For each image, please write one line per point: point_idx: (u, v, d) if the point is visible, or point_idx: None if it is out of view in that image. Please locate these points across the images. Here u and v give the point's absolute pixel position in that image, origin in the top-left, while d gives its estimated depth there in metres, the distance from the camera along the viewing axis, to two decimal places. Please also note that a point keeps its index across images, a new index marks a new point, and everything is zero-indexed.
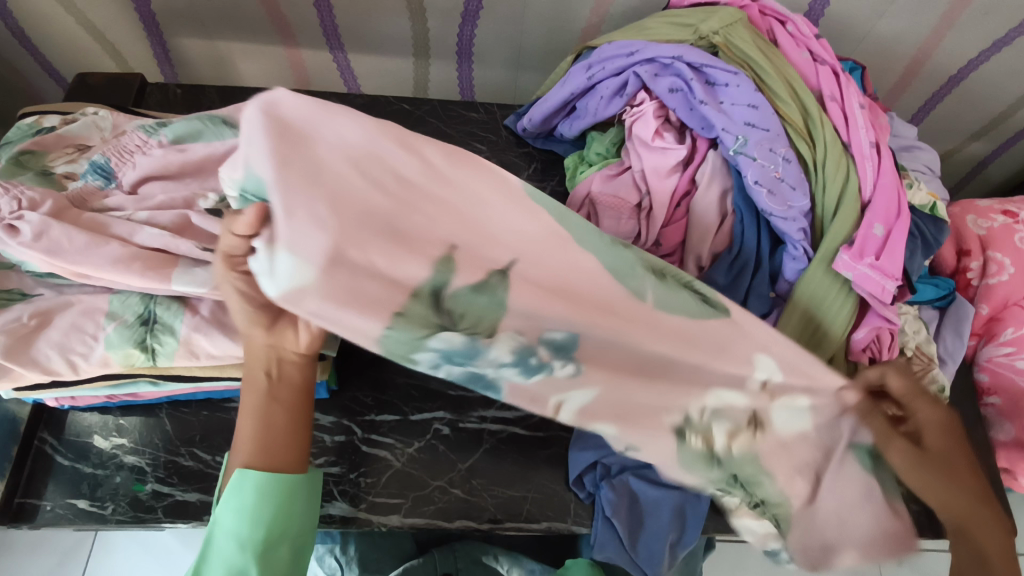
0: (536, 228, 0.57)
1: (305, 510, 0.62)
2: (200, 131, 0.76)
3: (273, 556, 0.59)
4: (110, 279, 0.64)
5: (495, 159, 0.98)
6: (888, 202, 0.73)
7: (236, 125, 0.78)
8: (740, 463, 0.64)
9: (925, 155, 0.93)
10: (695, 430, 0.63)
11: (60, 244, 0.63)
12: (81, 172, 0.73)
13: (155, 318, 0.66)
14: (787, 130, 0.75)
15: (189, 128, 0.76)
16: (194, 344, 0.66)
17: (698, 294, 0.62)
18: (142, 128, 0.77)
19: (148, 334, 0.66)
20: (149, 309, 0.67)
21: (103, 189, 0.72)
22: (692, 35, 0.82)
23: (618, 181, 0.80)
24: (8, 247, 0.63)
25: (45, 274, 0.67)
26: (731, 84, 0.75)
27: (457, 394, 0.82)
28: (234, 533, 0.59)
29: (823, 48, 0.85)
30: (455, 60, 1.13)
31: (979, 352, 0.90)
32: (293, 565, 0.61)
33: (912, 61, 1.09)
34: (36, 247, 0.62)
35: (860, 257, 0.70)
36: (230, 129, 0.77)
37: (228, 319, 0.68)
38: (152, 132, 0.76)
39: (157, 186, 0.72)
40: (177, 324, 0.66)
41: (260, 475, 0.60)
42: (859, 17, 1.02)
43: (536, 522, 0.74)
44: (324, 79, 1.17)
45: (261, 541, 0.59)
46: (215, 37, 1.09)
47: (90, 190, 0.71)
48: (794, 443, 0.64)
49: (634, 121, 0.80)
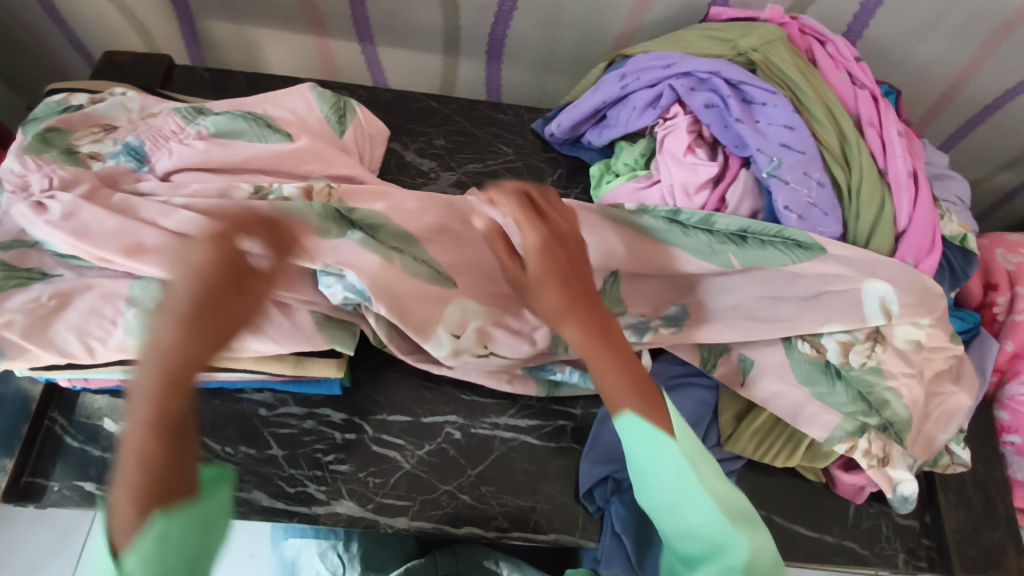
0: (625, 248, 0.71)
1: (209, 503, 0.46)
2: (243, 132, 0.75)
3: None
4: (133, 267, 0.64)
5: (521, 163, 0.97)
6: (922, 235, 0.73)
7: (280, 129, 0.77)
8: (862, 376, 0.70)
9: (957, 185, 0.91)
10: (803, 336, 0.72)
11: (89, 227, 0.63)
12: (112, 153, 0.73)
13: None
14: (823, 154, 0.74)
15: (233, 127, 0.75)
16: None
17: (793, 242, 0.70)
18: (178, 112, 0.76)
19: None
20: None
21: (135, 172, 0.72)
22: (730, 51, 0.80)
23: (646, 195, 0.79)
24: (34, 225, 0.63)
25: (67, 256, 0.66)
26: (769, 103, 0.74)
27: (470, 398, 0.81)
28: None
29: (863, 71, 0.83)
30: (485, 58, 1.12)
31: (1001, 389, 0.89)
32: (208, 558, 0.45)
33: (947, 87, 1.07)
34: (64, 228, 0.63)
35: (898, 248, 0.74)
36: (275, 134, 0.76)
37: None
38: (189, 119, 0.76)
39: (188, 175, 0.72)
40: None
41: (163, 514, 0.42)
42: (897, 40, 1.00)
43: (543, 533, 0.74)
44: (351, 70, 1.16)
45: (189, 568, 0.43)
46: (245, 22, 1.09)
47: (121, 172, 0.71)
48: (910, 353, 0.71)
49: (667, 134, 0.79)
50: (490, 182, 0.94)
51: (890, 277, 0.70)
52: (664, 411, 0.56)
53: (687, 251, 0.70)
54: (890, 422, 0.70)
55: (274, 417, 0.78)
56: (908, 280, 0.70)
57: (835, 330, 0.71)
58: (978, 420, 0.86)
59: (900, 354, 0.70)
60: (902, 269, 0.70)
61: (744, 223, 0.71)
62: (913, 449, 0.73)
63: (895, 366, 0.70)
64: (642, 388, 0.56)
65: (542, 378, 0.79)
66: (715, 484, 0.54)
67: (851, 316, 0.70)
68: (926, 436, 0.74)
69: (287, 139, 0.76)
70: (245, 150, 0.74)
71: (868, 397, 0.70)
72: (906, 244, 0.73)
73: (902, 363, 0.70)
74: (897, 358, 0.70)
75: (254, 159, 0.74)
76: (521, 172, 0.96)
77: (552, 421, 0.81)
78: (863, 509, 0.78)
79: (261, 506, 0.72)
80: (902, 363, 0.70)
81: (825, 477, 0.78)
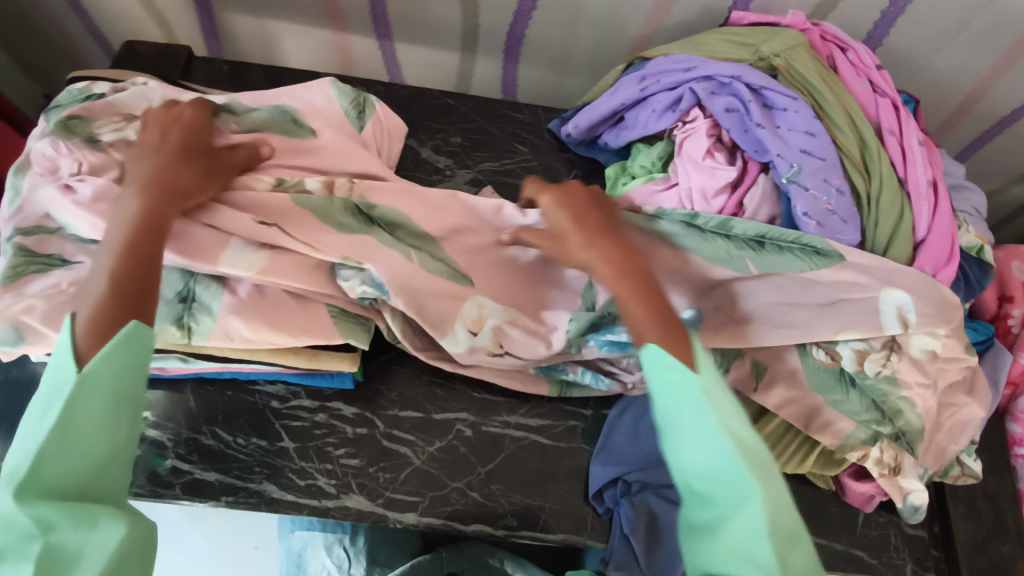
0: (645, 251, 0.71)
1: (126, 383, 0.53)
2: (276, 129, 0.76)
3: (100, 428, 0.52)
4: None
5: (536, 162, 0.97)
6: (941, 245, 0.73)
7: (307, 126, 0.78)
8: (877, 385, 0.70)
9: (973, 196, 0.91)
10: (818, 343, 0.72)
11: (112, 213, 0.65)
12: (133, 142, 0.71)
13: (194, 296, 0.66)
14: (843, 161, 0.74)
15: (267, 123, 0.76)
16: (229, 325, 0.66)
17: (810, 249, 0.70)
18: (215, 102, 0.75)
19: (186, 312, 0.66)
20: (188, 286, 0.66)
21: None
22: (751, 55, 0.81)
23: (663, 198, 0.79)
24: (60, 206, 0.65)
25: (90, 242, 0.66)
26: (790, 109, 0.74)
27: (482, 395, 0.81)
28: (107, 394, 0.52)
29: (884, 79, 0.83)
30: (502, 57, 1.12)
31: (1014, 402, 0.89)
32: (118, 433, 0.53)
33: (965, 98, 1.07)
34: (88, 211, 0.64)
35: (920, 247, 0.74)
36: (306, 132, 0.77)
37: (267, 304, 0.68)
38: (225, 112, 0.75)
39: None
40: (215, 304, 0.66)
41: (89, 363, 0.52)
42: (916, 49, 1.00)
43: (551, 533, 0.74)
44: (368, 66, 1.17)
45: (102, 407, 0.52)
46: (263, 15, 1.09)
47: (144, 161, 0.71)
48: (925, 363, 0.71)
49: (685, 137, 0.79)
50: (505, 181, 0.94)
51: (907, 287, 0.70)
52: (690, 350, 0.58)
53: (706, 255, 0.71)
54: (903, 431, 0.70)
55: (286, 409, 0.77)
56: (924, 291, 0.70)
57: (851, 339, 0.71)
58: (990, 432, 0.85)
59: (915, 364, 0.70)
60: (919, 278, 0.71)
61: (759, 228, 0.71)
62: (925, 460, 0.73)
63: (910, 376, 0.70)
64: (668, 331, 0.60)
65: (555, 377, 0.80)
66: (738, 430, 0.55)
67: (869, 324, 0.69)
68: (938, 447, 0.74)
69: (312, 138, 0.77)
70: (266, 145, 0.74)
71: (882, 405, 0.70)
72: (923, 253, 0.73)
73: (917, 373, 0.70)
74: (912, 367, 0.70)
75: (274, 153, 0.74)
76: (537, 172, 0.96)
77: (563, 421, 0.81)
78: (871, 518, 0.78)
79: (271, 497, 0.72)
80: (917, 373, 0.70)
81: (835, 485, 0.78)
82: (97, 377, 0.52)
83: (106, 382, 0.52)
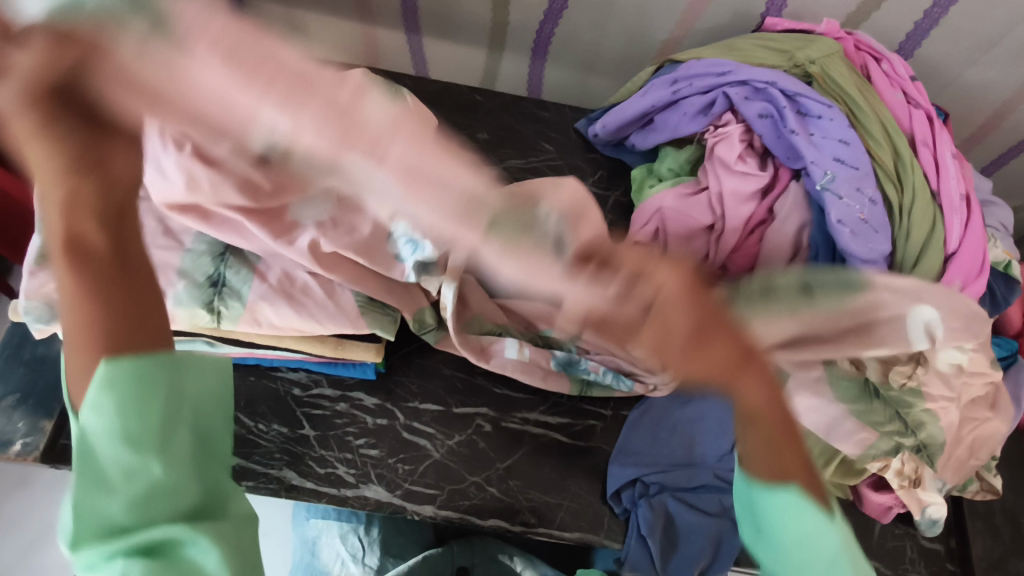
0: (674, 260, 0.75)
1: (196, 377, 0.40)
2: None
3: (174, 442, 0.37)
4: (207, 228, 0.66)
5: (563, 162, 0.98)
6: (971, 258, 0.74)
7: None
8: (899, 398, 0.71)
9: (1000, 212, 0.90)
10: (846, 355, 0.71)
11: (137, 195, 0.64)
12: None
13: (225, 281, 0.67)
14: (876, 171, 0.76)
15: None
16: (258, 312, 0.66)
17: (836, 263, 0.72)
18: None
19: (216, 297, 0.66)
20: (219, 271, 0.67)
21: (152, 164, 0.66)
22: (788, 62, 0.82)
23: (693, 201, 0.79)
24: None
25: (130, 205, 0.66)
26: (825, 116, 0.75)
27: (503, 392, 0.81)
28: (116, 438, 0.36)
29: (918, 90, 0.85)
30: (530, 56, 1.12)
31: None
32: (197, 448, 0.39)
33: (993, 114, 1.07)
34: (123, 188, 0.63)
35: (952, 276, 0.72)
36: None
37: (296, 292, 0.68)
38: None
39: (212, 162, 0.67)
40: (245, 290, 0.67)
41: (123, 367, 0.36)
42: (948, 62, 1.00)
43: (568, 531, 0.74)
44: (394, 60, 1.15)
45: (163, 421, 0.37)
46: (293, 5, 1.06)
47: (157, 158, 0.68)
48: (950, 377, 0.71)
49: (717, 142, 0.80)
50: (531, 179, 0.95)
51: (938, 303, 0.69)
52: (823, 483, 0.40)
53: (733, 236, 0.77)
54: (924, 444, 0.70)
55: (308, 397, 0.77)
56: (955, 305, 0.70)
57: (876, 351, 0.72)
58: (1009, 448, 0.85)
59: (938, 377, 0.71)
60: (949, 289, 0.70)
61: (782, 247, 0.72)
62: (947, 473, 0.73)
63: (934, 390, 0.70)
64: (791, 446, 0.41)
65: (575, 376, 0.79)
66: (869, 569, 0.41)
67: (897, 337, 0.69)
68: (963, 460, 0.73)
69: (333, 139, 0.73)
70: None
71: (903, 414, 0.71)
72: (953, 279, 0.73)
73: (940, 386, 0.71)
74: (938, 381, 0.71)
75: None
76: (562, 172, 0.96)
77: (581, 420, 0.81)
78: (888, 529, 0.78)
79: (291, 484, 0.73)
80: (941, 385, 0.71)
81: (853, 495, 0.77)
82: (100, 429, 0.36)
83: (110, 428, 0.36)
